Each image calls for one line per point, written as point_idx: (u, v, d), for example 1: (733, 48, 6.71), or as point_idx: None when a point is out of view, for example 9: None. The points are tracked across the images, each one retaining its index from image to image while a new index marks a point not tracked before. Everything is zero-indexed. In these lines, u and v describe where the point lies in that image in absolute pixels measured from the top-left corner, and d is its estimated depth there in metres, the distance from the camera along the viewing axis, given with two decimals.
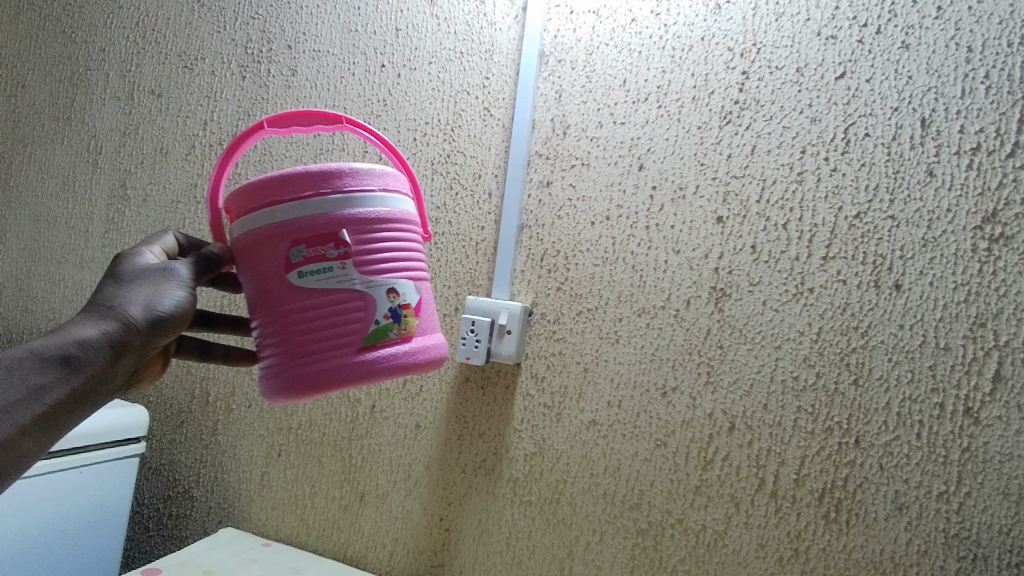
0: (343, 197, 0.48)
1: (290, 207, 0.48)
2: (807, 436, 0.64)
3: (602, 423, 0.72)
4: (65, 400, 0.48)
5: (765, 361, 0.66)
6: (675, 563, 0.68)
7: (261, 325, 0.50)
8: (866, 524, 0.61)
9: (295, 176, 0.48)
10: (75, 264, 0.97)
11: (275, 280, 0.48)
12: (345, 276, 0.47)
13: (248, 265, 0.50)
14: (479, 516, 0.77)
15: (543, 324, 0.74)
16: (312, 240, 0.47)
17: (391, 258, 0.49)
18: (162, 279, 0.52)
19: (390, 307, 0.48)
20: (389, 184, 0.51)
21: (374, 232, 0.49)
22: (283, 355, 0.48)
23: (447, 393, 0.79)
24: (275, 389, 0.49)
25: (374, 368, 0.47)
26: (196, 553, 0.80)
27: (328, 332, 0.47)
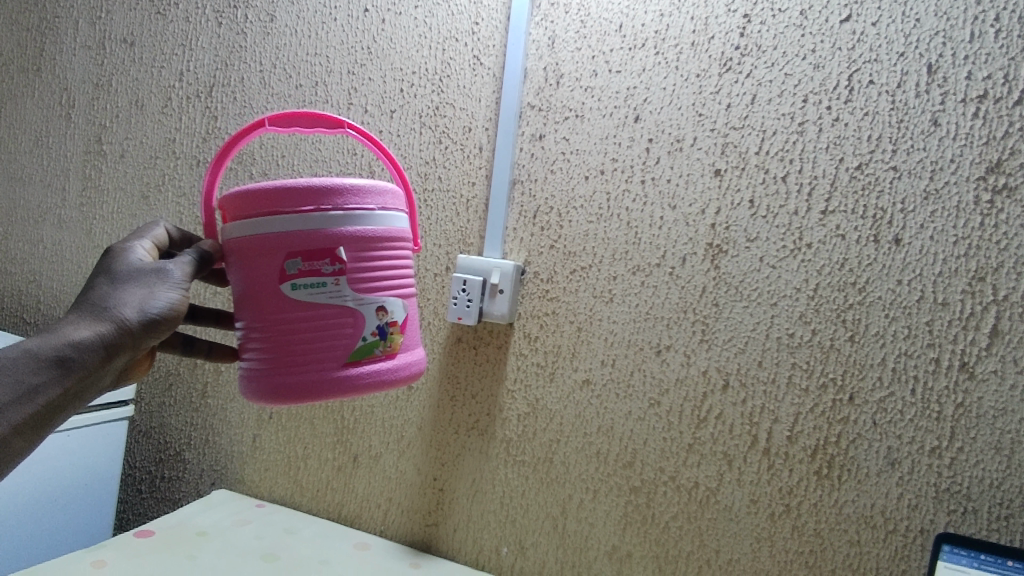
0: (343, 214, 0.49)
1: (289, 219, 0.48)
2: (801, 393, 0.64)
3: (595, 382, 0.71)
4: (57, 399, 0.47)
5: (760, 319, 0.65)
6: (668, 519, 0.70)
7: (247, 328, 0.51)
8: (858, 479, 0.63)
9: (297, 189, 0.49)
10: (53, 223, 0.94)
11: (266, 288, 0.50)
12: (339, 292, 0.49)
13: (240, 269, 0.51)
14: (472, 476, 0.77)
15: (536, 283, 0.73)
16: (309, 254, 0.48)
17: (383, 277, 0.51)
18: (157, 279, 0.51)
19: (378, 324, 0.50)
20: (389, 201, 0.53)
21: (370, 251, 0.50)
22: (269, 362, 0.50)
23: (438, 354, 0.77)
24: (257, 392, 0.51)
25: (356, 384, 0.50)
26: (187, 515, 0.80)
27: (315, 346, 0.49)
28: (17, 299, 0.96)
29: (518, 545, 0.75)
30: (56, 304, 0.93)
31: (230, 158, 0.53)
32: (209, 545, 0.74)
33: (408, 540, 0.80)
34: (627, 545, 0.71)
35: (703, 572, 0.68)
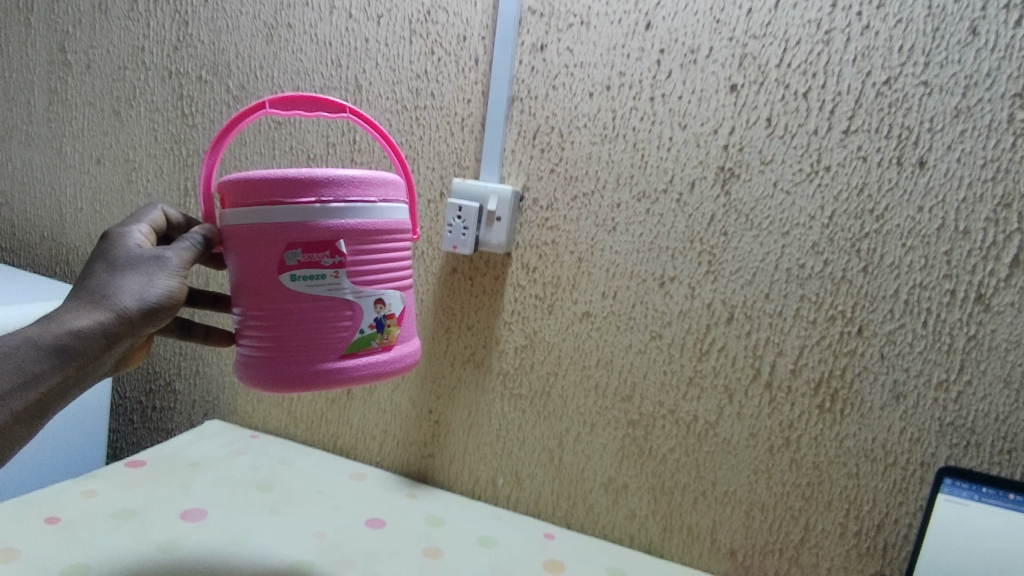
0: (344, 207, 0.50)
1: (290, 209, 0.49)
2: (808, 325, 0.62)
3: (595, 314, 0.69)
4: (59, 386, 0.48)
5: (770, 249, 0.62)
6: (665, 452, 0.69)
7: (245, 315, 0.53)
8: (861, 413, 0.62)
9: (300, 180, 0.49)
10: (21, 141, 0.89)
11: (266, 278, 0.51)
12: (337, 284, 0.51)
13: (239, 257, 0.52)
14: (468, 408, 0.76)
15: (535, 211, 0.69)
16: (309, 246, 0.50)
17: (381, 269, 0.53)
18: (155, 268, 0.51)
19: (376, 317, 0.52)
20: (390, 193, 0.53)
21: (369, 244, 0.52)
22: (266, 350, 0.52)
23: (433, 285, 0.74)
24: (255, 378, 0.53)
25: (352, 375, 0.52)
26: (182, 445, 0.80)
27: (313, 337, 0.51)
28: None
29: (514, 477, 0.75)
30: (30, 229, 0.89)
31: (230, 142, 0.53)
32: (204, 476, 0.74)
33: (404, 471, 0.80)
34: (624, 477, 0.71)
35: (698, 502, 0.69)
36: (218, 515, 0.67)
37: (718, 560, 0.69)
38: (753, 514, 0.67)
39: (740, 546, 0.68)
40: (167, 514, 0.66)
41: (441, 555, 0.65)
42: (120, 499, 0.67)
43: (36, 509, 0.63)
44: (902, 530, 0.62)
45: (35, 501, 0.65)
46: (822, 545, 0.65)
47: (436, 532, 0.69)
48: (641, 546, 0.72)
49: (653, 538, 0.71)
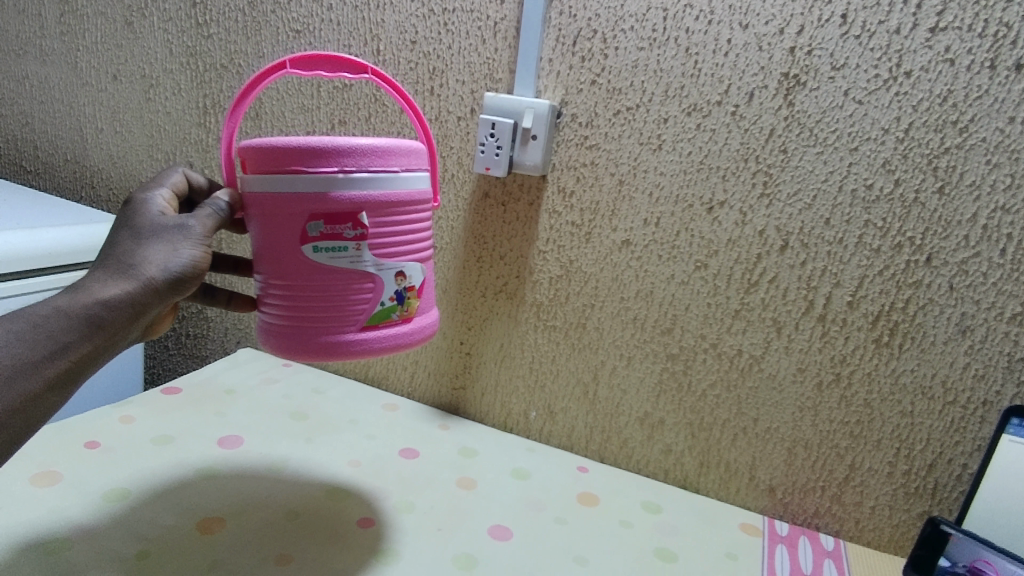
0: (367, 178, 0.46)
1: (311, 179, 0.46)
2: (870, 254, 0.57)
3: (636, 243, 0.65)
4: (85, 356, 0.42)
5: (835, 167, 0.57)
6: (705, 387, 0.66)
7: (264, 283, 0.50)
8: (922, 348, 0.58)
9: (320, 148, 0.46)
10: (36, 57, 0.86)
11: (286, 249, 0.48)
12: (360, 258, 0.48)
13: (258, 225, 0.49)
14: (500, 341, 0.73)
15: (574, 129, 0.64)
16: (330, 217, 0.47)
17: (404, 241, 0.50)
18: (178, 236, 0.47)
19: (396, 290, 0.50)
20: (413, 162, 0.50)
21: (392, 215, 0.49)
22: (286, 320, 0.50)
23: (464, 211, 0.70)
24: (275, 347, 0.51)
25: (372, 347, 0.50)
26: (215, 372, 0.80)
27: (334, 307, 0.49)
28: (17, 146, 0.91)
29: (546, 410, 0.74)
30: (54, 151, 0.88)
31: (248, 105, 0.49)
32: (237, 403, 0.74)
33: (435, 403, 0.79)
34: (660, 412, 0.69)
35: (738, 438, 0.66)
36: (255, 442, 0.67)
37: (755, 496, 0.67)
38: (795, 451, 0.65)
39: (779, 483, 0.66)
40: (202, 440, 0.66)
41: (475, 485, 0.65)
42: (156, 425, 0.67)
43: (75, 434, 0.64)
44: (956, 471, 0.59)
45: (74, 425, 0.65)
46: (867, 484, 0.62)
47: (469, 464, 0.68)
48: (676, 481, 0.70)
49: (688, 473, 0.70)
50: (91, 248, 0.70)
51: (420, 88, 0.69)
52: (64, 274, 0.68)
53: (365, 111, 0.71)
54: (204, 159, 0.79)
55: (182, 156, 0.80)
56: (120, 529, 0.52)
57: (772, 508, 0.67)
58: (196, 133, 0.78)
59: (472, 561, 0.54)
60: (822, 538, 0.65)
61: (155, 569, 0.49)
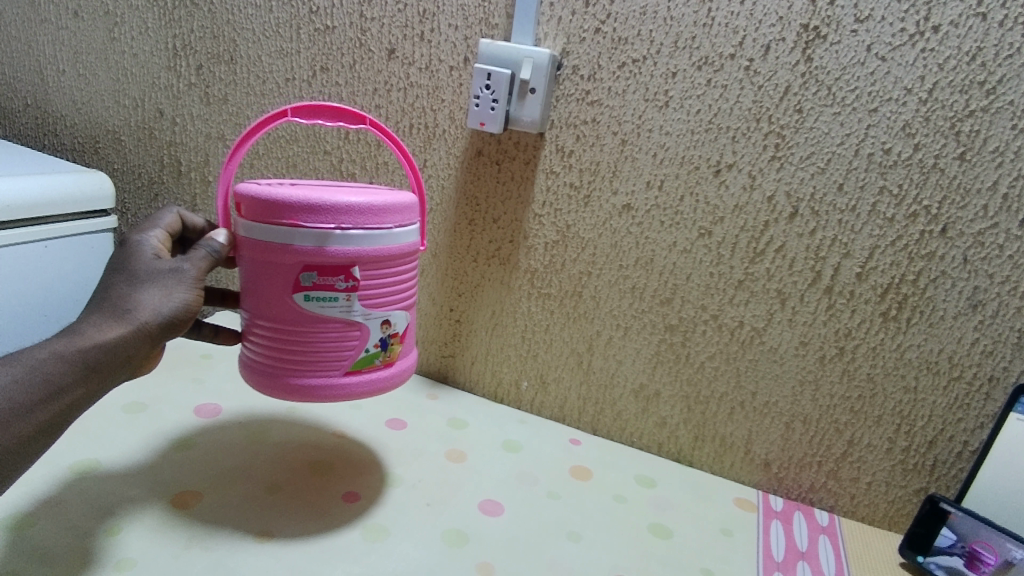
0: (362, 234, 0.45)
1: (306, 235, 0.44)
2: (883, 223, 0.55)
3: (637, 208, 0.61)
4: (78, 401, 0.41)
5: (852, 129, 0.53)
6: (704, 359, 0.64)
7: (250, 320, 0.49)
8: (929, 322, 0.55)
9: (316, 202, 0.44)
10: None
11: (276, 295, 0.46)
12: (350, 309, 0.47)
13: (249, 270, 0.47)
14: (492, 309, 0.70)
15: (575, 82, 0.60)
16: (323, 269, 0.45)
17: (393, 291, 0.49)
18: (172, 280, 0.45)
19: (381, 337, 0.49)
20: (407, 217, 0.48)
21: (385, 269, 0.47)
22: (270, 361, 0.48)
23: (456, 170, 0.66)
24: (256, 383, 0.49)
25: (354, 393, 0.48)
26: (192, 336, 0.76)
27: (319, 352, 0.47)
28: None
29: (539, 380, 0.71)
30: (14, 95, 0.81)
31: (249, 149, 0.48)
32: (217, 368, 0.71)
33: (424, 369, 0.76)
34: (656, 384, 0.66)
35: (736, 412, 0.64)
36: (235, 410, 0.64)
37: (750, 470, 0.66)
38: (793, 426, 0.63)
39: (775, 458, 0.64)
40: (178, 407, 0.63)
41: (465, 458, 0.62)
42: (129, 392, 0.64)
43: None
44: (956, 448, 0.58)
45: None
46: (865, 459, 0.61)
47: (459, 435, 0.66)
48: (669, 454, 0.69)
49: (682, 446, 0.68)
50: (55, 200, 0.65)
51: (409, 33, 0.64)
52: (24, 229, 0.63)
53: (349, 58, 0.66)
54: (176, 107, 0.74)
55: (152, 103, 0.75)
56: (87, 502, 0.49)
57: (767, 482, 0.65)
58: (166, 78, 0.73)
59: (462, 537, 0.52)
60: (816, 513, 0.63)
61: (129, 542, 0.46)
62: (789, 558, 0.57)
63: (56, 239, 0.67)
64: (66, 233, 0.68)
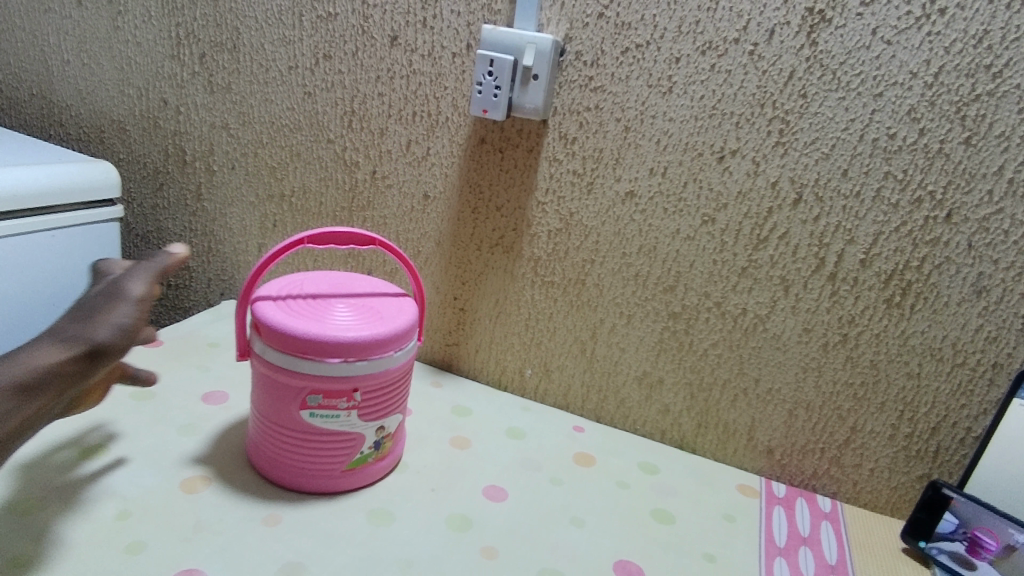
0: (366, 376, 0.50)
1: (314, 363, 0.48)
2: (888, 209, 0.54)
3: (640, 195, 0.61)
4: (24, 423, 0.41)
5: (857, 114, 0.53)
6: (707, 347, 0.64)
7: (258, 407, 0.53)
8: (934, 309, 0.55)
9: (325, 346, 0.48)
10: None
11: (283, 402, 0.51)
12: (351, 422, 0.51)
13: (260, 381, 0.52)
14: (496, 297, 0.70)
15: (578, 68, 0.60)
16: (328, 390, 0.50)
17: (390, 408, 0.54)
18: (110, 302, 0.44)
19: (375, 440, 0.53)
20: (405, 339, 0.53)
21: (384, 385, 0.52)
22: (274, 432, 0.52)
23: (459, 158, 0.66)
24: (259, 435, 0.53)
25: (350, 481, 0.53)
26: (196, 324, 0.76)
27: (320, 455, 0.52)
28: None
29: (542, 368, 0.71)
30: (18, 85, 0.81)
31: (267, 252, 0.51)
32: (223, 357, 0.71)
33: (428, 358, 0.76)
34: (659, 371, 0.67)
35: (738, 400, 0.65)
36: (241, 398, 0.64)
37: (752, 457, 0.66)
38: (796, 413, 0.63)
39: (778, 445, 0.65)
40: (185, 395, 0.63)
41: (469, 445, 0.63)
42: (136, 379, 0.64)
43: None
44: (959, 435, 0.58)
45: None
46: (868, 446, 0.61)
47: (463, 422, 0.66)
48: (672, 441, 0.69)
49: (685, 434, 0.68)
50: (62, 189, 0.66)
51: (412, 19, 0.63)
52: (31, 218, 0.64)
53: (352, 45, 0.66)
54: (180, 97, 0.74)
55: (156, 93, 0.75)
56: (98, 486, 0.50)
57: (769, 469, 0.66)
58: (170, 67, 0.73)
59: (466, 522, 0.52)
60: (818, 499, 0.64)
61: (138, 527, 0.47)
62: (791, 543, 0.57)
63: (63, 228, 0.67)
64: (72, 222, 0.68)
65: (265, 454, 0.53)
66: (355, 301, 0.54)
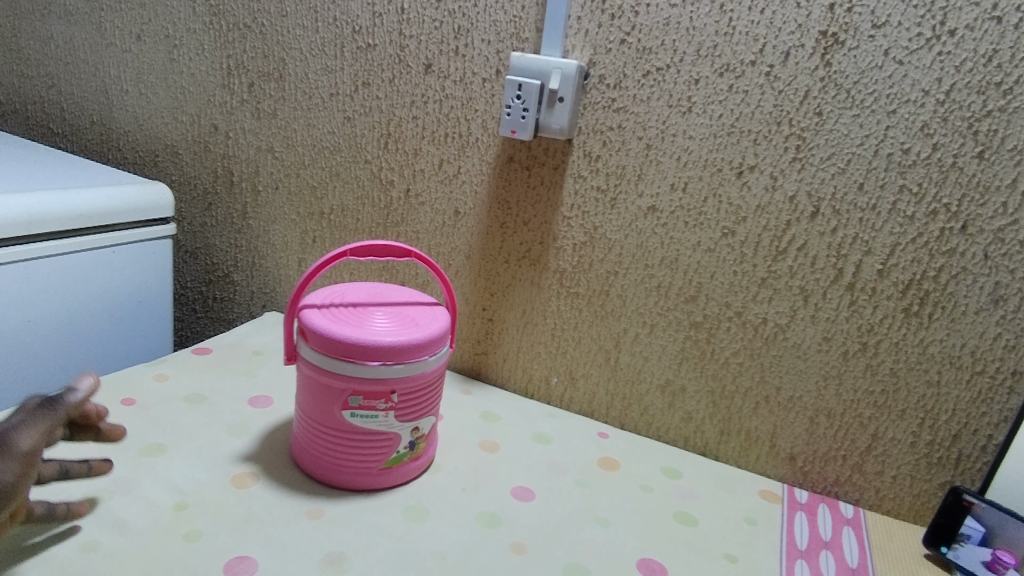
0: (402, 377, 0.53)
1: (356, 366, 0.52)
2: (904, 221, 0.56)
3: (662, 209, 0.64)
4: None
5: (871, 130, 0.55)
6: (728, 356, 0.66)
7: (303, 408, 0.57)
8: (951, 318, 0.57)
9: (366, 349, 0.52)
10: (59, 14, 0.84)
11: (326, 404, 0.54)
12: (389, 422, 0.55)
13: (306, 383, 0.55)
14: (524, 307, 0.73)
15: (602, 91, 0.63)
16: (367, 391, 0.53)
17: (424, 410, 0.57)
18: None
19: (411, 440, 0.57)
20: (439, 344, 0.56)
21: (419, 388, 0.55)
22: (318, 432, 0.55)
23: (488, 176, 0.69)
24: (305, 434, 0.56)
25: (386, 478, 0.56)
26: (241, 334, 0.80)
27: (359, 453, 0.55)
28: (37, 106, 0.90)
29: (568, 376, 0.74)
30: (79, 113, 0.87)
31: (314, 264, 0.55)
32: (266, 365, 0.75)
33: (457, 367, 0.79)
34: (682, 379, 0.69)
35: (760, 407, 0.66)
36: (285, 403, 0.68)
37: (775, 464, 0.68)
38: (817, 420, 0.64)
39: (800, 452, 0.66)
40: (234, 399, 0.67)
41: (498, 449, 0.65)
42: (188, 383, 0.69)
43: (112, 389, 0.65)
44: (980, 442, 0.59)
45: (110, 382, 0.67)
46: (889, 453, 0.62)
47: (492, 427, 0.69)
48: (695, 448, 0.71)
49: (708, 441, 0.70)
50: (121, 210, 0.71)
51: (444, 48, 0.67)
52: (93, 235, 0.69)
53: (389, 73, 0.70)
54: (228, 122, 0.79)
55: (206, 119, 0.80)
56: (157, 480, 0.54)
57: (791, 475, 0.67)
58: (220, 95, 0.78)
59: (496, 519, 0.55)
60: (841, 505, 0.65)
61: (193, 518, 0.51)
62: (812, 547, 0.58)
63: (121, 245, 0.73)
64: (130, 239, 0.73)
65: (308, 454, 0.57)
66: (392, 310, 0.57)
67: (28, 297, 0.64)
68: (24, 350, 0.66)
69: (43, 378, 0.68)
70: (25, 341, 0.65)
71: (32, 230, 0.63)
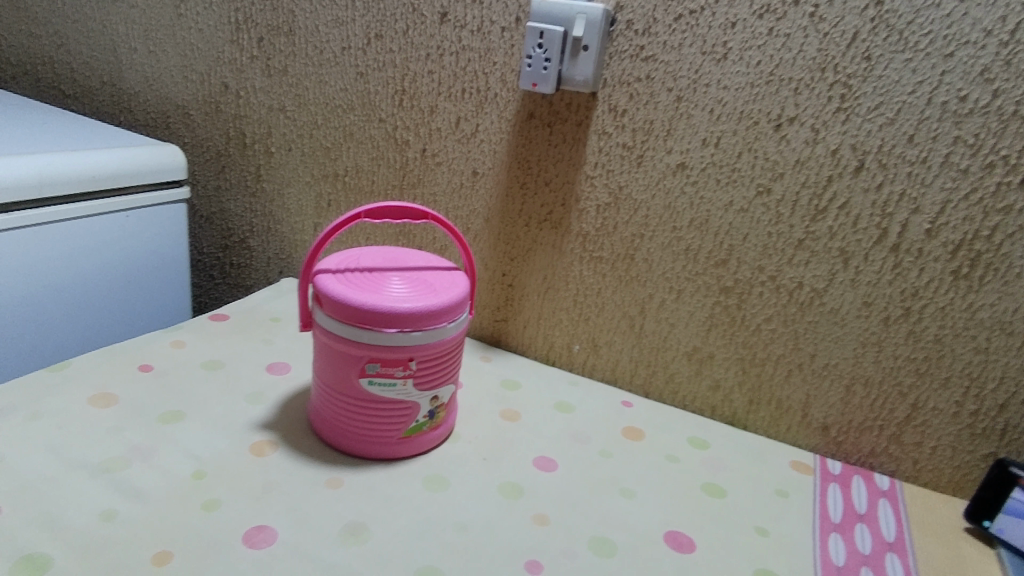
0: (421, 345, 0.51)
1: (373, 334, 0.50)
2: (957, 176, 0.52)
3: (692, 166, 0.60)
4: None
5: (924, 77, 0.51)
6: (760, 322, 0.63)
7: (320, 377, 0.55)
8: (1005, 280, 0.53)
9: (383, 316, 0.50)
10: None
11: (343, 371, 0.53)
12: (407, 391, 0.53)
13: (322, 352, 0.54)
14: (544, 272, 0.70)
15: (629, 38, 0.59)
16: (385, 358, 0.51)
17: (443, 379, 0.55)
18: None
19: (430, 409, 0.55)
20: (459, 310, 0.54)
21: (438, 355, 0.53)
22: (336, 400, 0.54)
23: (508, 134, 0.66)
24: (323, 402, 0.55)
25: (405, 447, 0.55)
26: (258, 300, 0.79)
27: (378, 421, 0.53)
28: (48, 67, 0.88)
29: (590, 343, 0.72)
30: (90, 74, 0.85)
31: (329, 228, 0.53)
32: (284, 332, 0.74)
33: (476, 334, 0.77)
34: (709, 347, 0.66)
35: (793, 375, 0.63)
36: (302, 370, 0.67)
37: (807, 434, 0.65)
38: (854, 389, 0.61)
39: (833, 422, 0.63)
40: (251, 367, 0.66)
41: (518, 418, 0.64)
42: (205, 350, 0.68)
43: (129, 357, 0.65)
44: None
45: (127, 349, 0.66)
46: (931, 423, 0.59)
47: (512, 396, 0.67)
48: (723, 417, 0.68)
49: (736, 410, 0.67)
50: (132, 172, 0.69)
51: None
52: (105, 198, 0.67)
53: (403, 24, 0.67)
54: (239, 81, 0.77)
55: (217, 77, 0.78)
56: (175, 449, 0.53)
57: (824, 446, 0.64)
58: (230, 52, 0.76)
59: (517, 490, 0.53)
60: (876, 477, 0.62)
61: (213, 487, 0.50)
62: (846, 520, 0.56)
63: (135, 209, 0.71)
64: (143, 203, 0.72)
65: (326, 423, 0.56)
66: (409, 275, 0.55)
67: (42, 262, 0.63)
68: (38, 316, 0.65)
69: (60, 345, 0.68)
70: (42, 307, 0.65)
71: (43, 192, 0.61)
